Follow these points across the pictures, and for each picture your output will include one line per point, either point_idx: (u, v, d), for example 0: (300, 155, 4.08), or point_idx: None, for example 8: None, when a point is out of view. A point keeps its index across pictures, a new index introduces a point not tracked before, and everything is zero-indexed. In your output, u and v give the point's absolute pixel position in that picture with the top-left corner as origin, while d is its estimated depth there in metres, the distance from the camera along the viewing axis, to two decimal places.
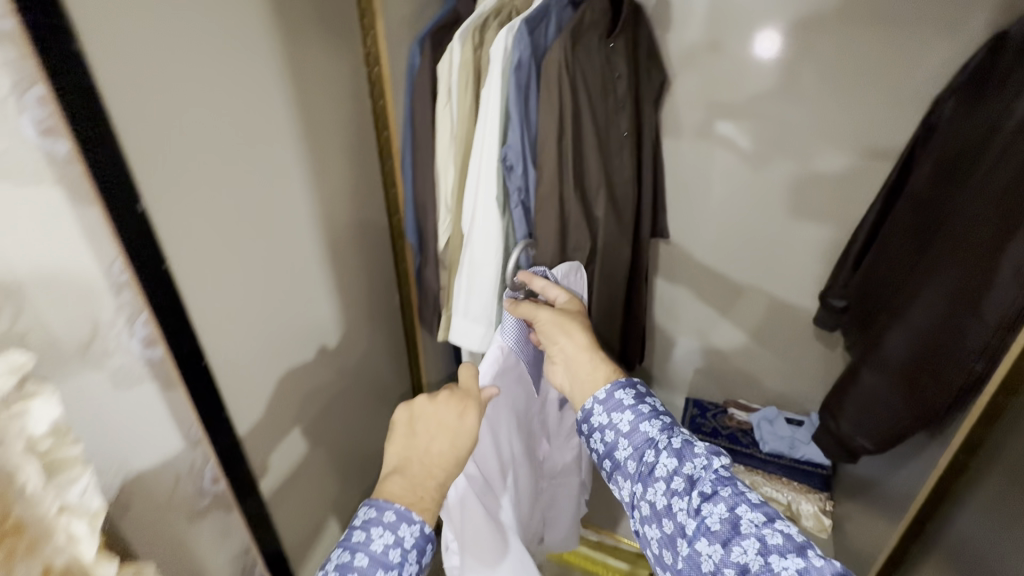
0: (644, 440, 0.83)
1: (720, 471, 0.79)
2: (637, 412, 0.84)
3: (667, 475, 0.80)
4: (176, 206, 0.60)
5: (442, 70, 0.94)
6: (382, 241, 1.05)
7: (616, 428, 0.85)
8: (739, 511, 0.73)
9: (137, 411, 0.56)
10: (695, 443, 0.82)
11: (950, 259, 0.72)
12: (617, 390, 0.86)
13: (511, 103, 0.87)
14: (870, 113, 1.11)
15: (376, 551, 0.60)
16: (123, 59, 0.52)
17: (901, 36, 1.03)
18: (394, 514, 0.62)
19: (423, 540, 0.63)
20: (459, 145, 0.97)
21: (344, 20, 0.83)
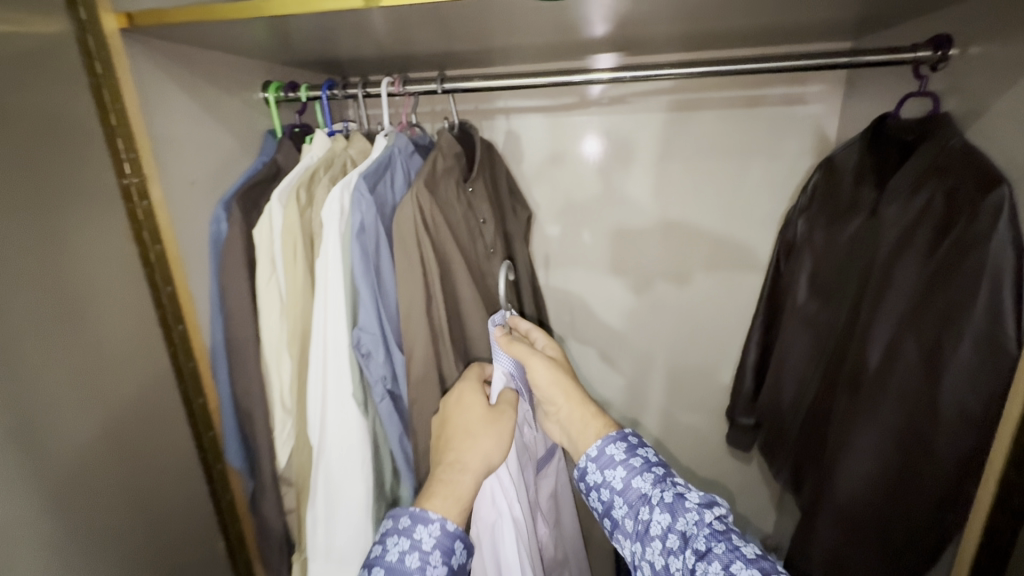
0: (638, 497, 0.63)
1: (717, 522, 0.57)
2: (628, 466, 0.64)
3: (661, 534, 0.59)
4: None
5: (261, 238, 0.72)
6: (186, 472, 0.72)
7: (610, 485, 0.65)
8: (733, 569, 0.52)
9: None
10: (689, 494, 0.60)
11: (870, 397, 0.68)
12: (608, 442, 0.67)
13: (358, 272, 0.68)
14: (729, 230, 1.14)
15: (392, 560, 0.59)
16: None
17: (737, 161, 1.09)
18: (407, 518, 0.61)
19: (448, 538, 0.61)
20: (294, 328, 0.73)
21: (81, 192, 0.58)
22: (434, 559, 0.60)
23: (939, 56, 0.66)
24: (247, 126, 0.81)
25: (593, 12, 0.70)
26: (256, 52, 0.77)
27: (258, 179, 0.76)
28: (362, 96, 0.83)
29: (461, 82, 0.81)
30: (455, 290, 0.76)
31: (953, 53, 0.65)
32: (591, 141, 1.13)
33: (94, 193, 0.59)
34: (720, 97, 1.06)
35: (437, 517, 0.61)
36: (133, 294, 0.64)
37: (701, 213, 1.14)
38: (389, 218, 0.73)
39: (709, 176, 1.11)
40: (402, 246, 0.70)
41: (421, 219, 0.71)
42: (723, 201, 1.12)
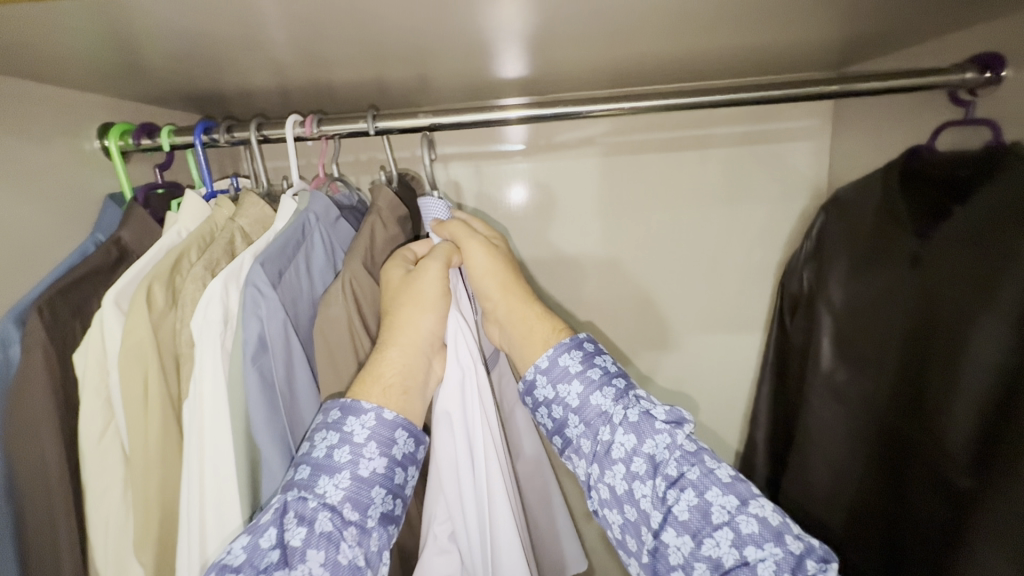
0: (597, 416, 0.50)
1: (687, 441, 0.48)
2: (586, 380, 0.51)
3: (625, 458, 0.48)
4: None
5: (88, 367, 0.45)
6: None
7: (565, 402, 0.51)
8: (710, 497, 0.45)
9: None
10: (656, 411, 0.49)
11: (988, 501, 0.51)
12: (564, 351, 0.52)
13: (256, 418, 0.43)
14: (724, 284, 0.99)
15: (319, 457, 0.43)
16: None
17: (722, 207, 0.95)
18: (337, 409, 0.44)
19: (386, 428, 0.44)
20: (149, 513, 0.44)
21: None
22: (369, 453, 0.43)
23: (986, 79, 0.55)
24: (71, 189, 0.53)
25: (589, 18, 0.51)
26: (79, 76, 0.51)
27: (88, 271, 0.48)
28: (257, 142, 0.59)
29: (401, 117, 0.60)
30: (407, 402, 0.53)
31: (1005, 75, 0.54)
32: (516, 191, 0.97)
33: None
34: (702, 135, 0.93)
35: (370, 406, 0.44)
36: None
37: (685, 266, 0.98)
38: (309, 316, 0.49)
39: (692, 225, 0.96)
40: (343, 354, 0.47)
41: (361, 321, 0.48)
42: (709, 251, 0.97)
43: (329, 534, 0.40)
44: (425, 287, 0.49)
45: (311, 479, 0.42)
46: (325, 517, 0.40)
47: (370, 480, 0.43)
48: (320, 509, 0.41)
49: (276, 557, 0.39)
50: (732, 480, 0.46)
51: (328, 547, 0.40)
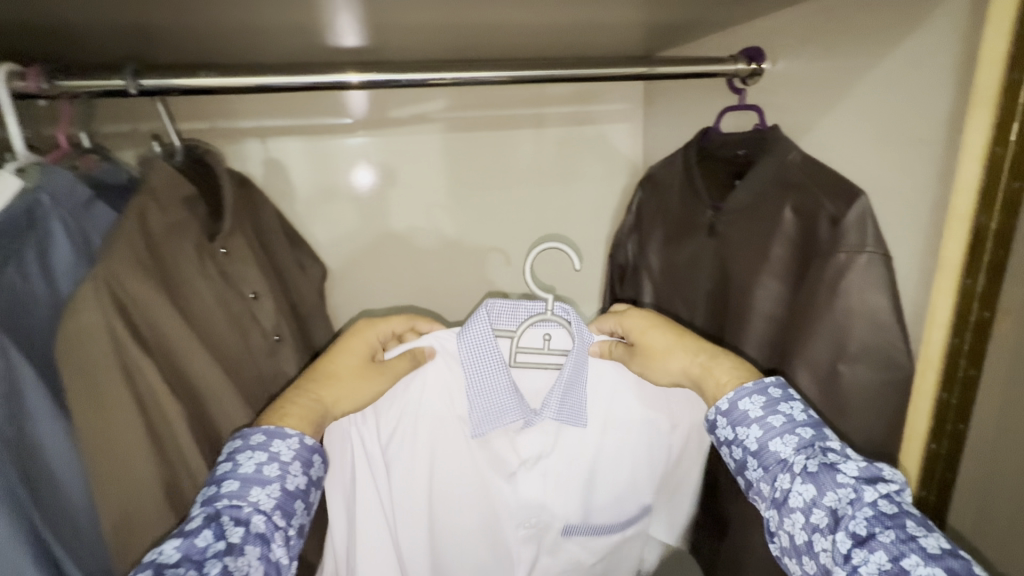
0: (776, 462, 0.47)
1: (881, 501, 0.42)
2: (766, 424, 0.48)
3: (804, 508, 0.44)
4: None
5: None
6: None
7: (743, 444, 0.49)
8: (907, 565, 0.38)
9: None
10: (844, 465, 0.44)
11: None
12: (744, 394, 0.50)
13: None
14: (562, 260, 1.04)
15: (245, 473, 0.43)
16: None
17: (557, 186, 0.99)
18: (261, 433, 0.46)
19: (307, 451, 0.47)
20: None
21: None
22: (295, 472, 0.46)
23: (753, 70, 0.64)
24: None
25: None
26: None
27: None
28: None
29: (175, 77, 0.49)
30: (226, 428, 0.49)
31: (766, 67, 0.64)
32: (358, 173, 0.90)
33: None
34: (534, 115, 0.95)
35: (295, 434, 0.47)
36: None
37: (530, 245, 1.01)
38: (55, 339, 0.41)
39: (536, 205, 0.99)
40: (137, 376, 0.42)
41: (128, 326, 0.42)
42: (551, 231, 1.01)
43: (263, 534, 0.42)
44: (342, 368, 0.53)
45: (241, 489, 0.43)
46: (259, 519, 0.42)
47: (295, 494, 0.45)
48: (254, 515, 0.42)
49: (218, 549, 0.39)
50: (943, 553, 0.38)
51: (262, 545, 0.41)
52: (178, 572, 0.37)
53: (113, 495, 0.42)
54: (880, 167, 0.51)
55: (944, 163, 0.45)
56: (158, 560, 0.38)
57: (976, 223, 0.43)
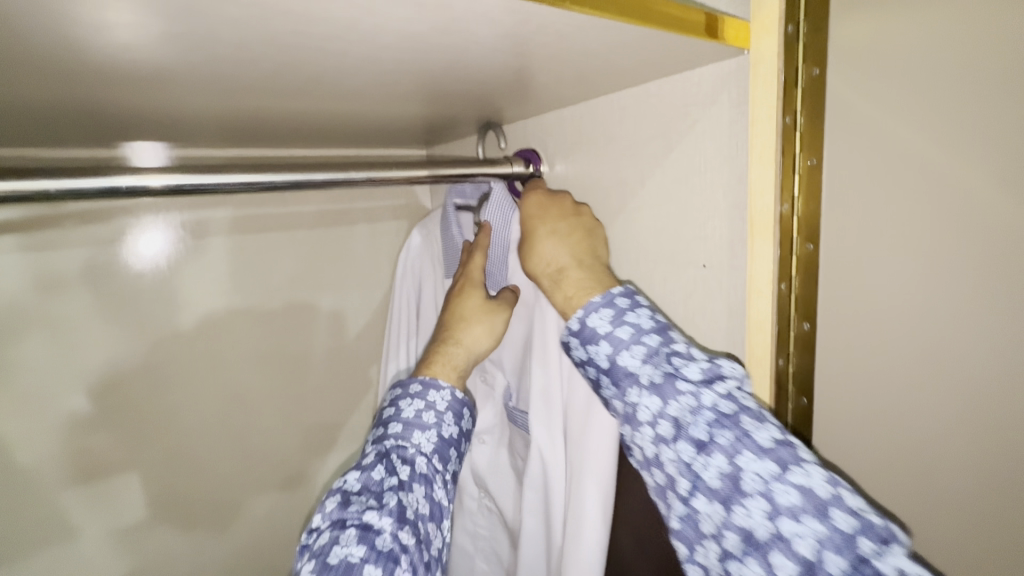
0: (624, 379, 0.38)
1: (722, 402, 0.34)
2: (614, 338, 0.38)
3: (650, 422, 0.36)
4: None
5: None
6: None
7: (596, 364, 0.40)
8: (742, 464, 0.32)
9: None
10: (687, 370, 0.35)
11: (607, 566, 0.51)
12: (593, 306, 0.40)
13: None
14: (345, 384, 0.83)
15: (408, 416, 0.45)
16: None
17: (332, 295, 0.79)
18: (418, 382, 0.47)
19: (459, 405, 0.47)
20: None
21: None
22: (451, 417, 0.46)
23: (533, 172, 0.56)
24: None
25: None
26: None
27: None
28: None
29: None
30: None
31: (545, 170, 0.56)
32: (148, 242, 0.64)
33: None
34: (297, 211, 0.75)
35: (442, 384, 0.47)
36: None
37: (300, 373, 0.78)
38: None
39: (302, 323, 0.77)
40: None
41: None
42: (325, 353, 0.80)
43: (426, 475, 0.43)
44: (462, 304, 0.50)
45: (406, 432, 0.44)
46: (423, 462, 0.43)
47: (450, 440, 0.46)
48: (418, 457, 0.43)
49: (393, 484, 0.41)
50: (775, 444, 0.32)
51: (427, 485, 0.42)
52: (359, 500, 0.40)
53: None
54: (665, 295, 0.44)
55: (732, 297, 0.39)
56: (345, 487, 0.41)
57: (776, 366, 0.38)
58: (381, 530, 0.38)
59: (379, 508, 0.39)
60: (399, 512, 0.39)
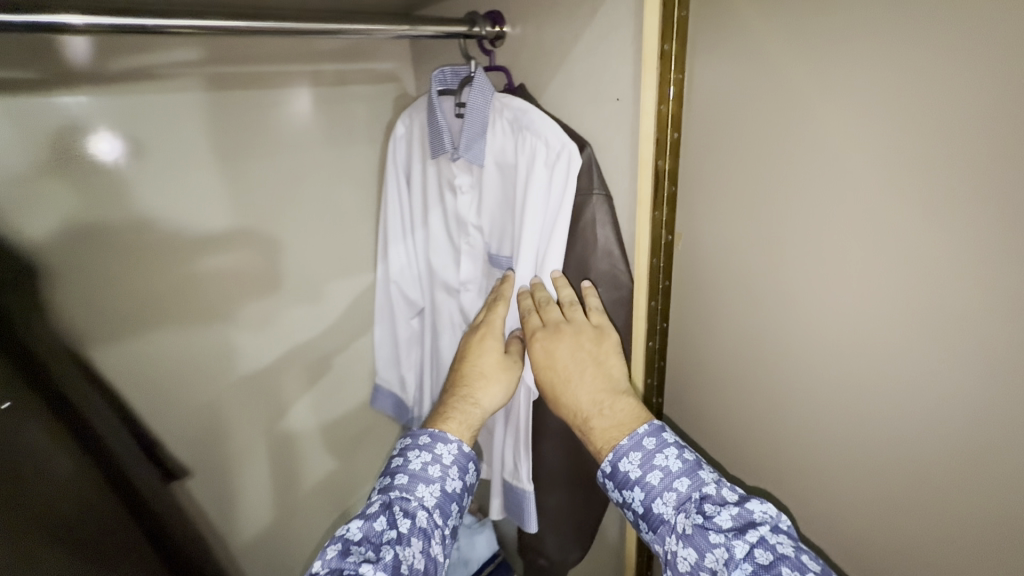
0: (662, 524, 0.51)
1: (756, 551, 0.45)
2: (647, 484, 0.51)
3: (691, 570, 0.47)
4: None
5: None
6: None
7: (634, 507, 0.53)
8: None
9: None
10: (716, 522, 0.47)
11: None
12: (620, 457, 0.53)
13: None
14: (342, 227, 0.99)
15: (415, 469, 0.58)
16: None
17: (326, 148, 0.93)
18: (428, 436, 0.60)
19: (464, 457, 0.60)
20: None
21: None
22: (453, 473, 0.59)
23: (497, 32, 0.69)
24: None
25: None
26: None
27: None
28: None
29: None
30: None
31: (507, 31, 0.69)
32: (101, 140, 0.71)
33: None
34: (293, 71, 0.86)
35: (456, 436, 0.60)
36: None
37: (299, 224, 0.94)
38: None
39: (296, 186, 0.92)
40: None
41: None
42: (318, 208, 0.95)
43: (425, 529, 0.56)
44: (486, 362, 0.64)
45: (410, 485, 0.57)
46: (423, 514, 0.56)
47: (451, 494, 0.59)
48: (418, 510, 0.56)
49: (392, 537, 0.54)
50: None
51: (424, 538, 0.55)
52: (360, 546, 0.52)
53: None
54: (597, 124, 0.61)
55: (632, 120, 0.56)
56: (347, 535, 0.53)
57: (655, 166, 0.55)
58: None
59: (377, 560, 0.51)
60: (394, 561, 0.52)
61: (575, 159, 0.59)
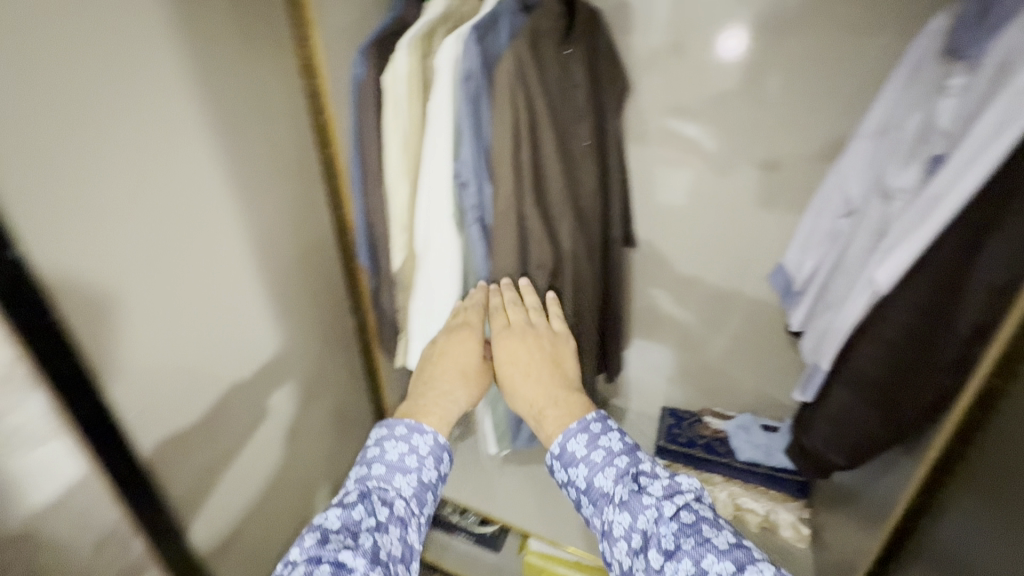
0: (601, 495, 0.66)
1: (681, 512, 0.59)
2: (591, 463, 0.68)
3: (624, 534, 0.61)
4: (75, 241, 0.59)
5: (387, 84, 0.85)
6: (324, 237, 1.04)
7: (578, 484, 0.69)
8: (706, 561, 0.54)
9: (59, 466, 0.61)
10: (643, 491, 0.62)
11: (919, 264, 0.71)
12: (569, 438, 0.71)
13: (461, 116, 0.83)
14: (834, 116, 1.07)
15: (392, 458, 0.68)
16: (22, 137, 0.53)
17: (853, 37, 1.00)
18: (403, 427, 0.71)
19: (439, 448, 0.72)
20: (410, 159, 0.89)
21: (254, 26, 0.80)
22: (428, 463, 0.70)
23: None
24: None
25: None
26: None
27: (395, 26, 0.88)
28: None
29: None
30: (546, 177, 0.90)
31: None
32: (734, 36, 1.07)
33: (257, 52, 0.81)
34: None
35: (432, 430, 0.73)
36: (291, 115, 0.90)
37: (797, 101, 1.09)
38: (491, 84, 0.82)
39: (809, 68, 1.05)
40: (494, 106, 0.82)
41: (525, 93, 0.82)
42: (845, 117, 1.06)
43: (400, 518, 0.64)
44: (464, 355, 0.86)
45: (388, 476, 0.66)
46: (401, 503, 0.65)
47: (427, 483, 0.69)
48: (396, 499, 0.65)
49: (371, 524, 0.60)
50: (730, 546, 0.55)
51: (400, 526, 0.63)
52: (339, 533, 0.58)
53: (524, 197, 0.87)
54: None
55: None
56: (324, 524, 0.59)
57: None
58: (352, 567, 0.54)
59: (355, 548, 0.56)
60: (372, 546, 0.58)
61: (1019, 132, 0.58)
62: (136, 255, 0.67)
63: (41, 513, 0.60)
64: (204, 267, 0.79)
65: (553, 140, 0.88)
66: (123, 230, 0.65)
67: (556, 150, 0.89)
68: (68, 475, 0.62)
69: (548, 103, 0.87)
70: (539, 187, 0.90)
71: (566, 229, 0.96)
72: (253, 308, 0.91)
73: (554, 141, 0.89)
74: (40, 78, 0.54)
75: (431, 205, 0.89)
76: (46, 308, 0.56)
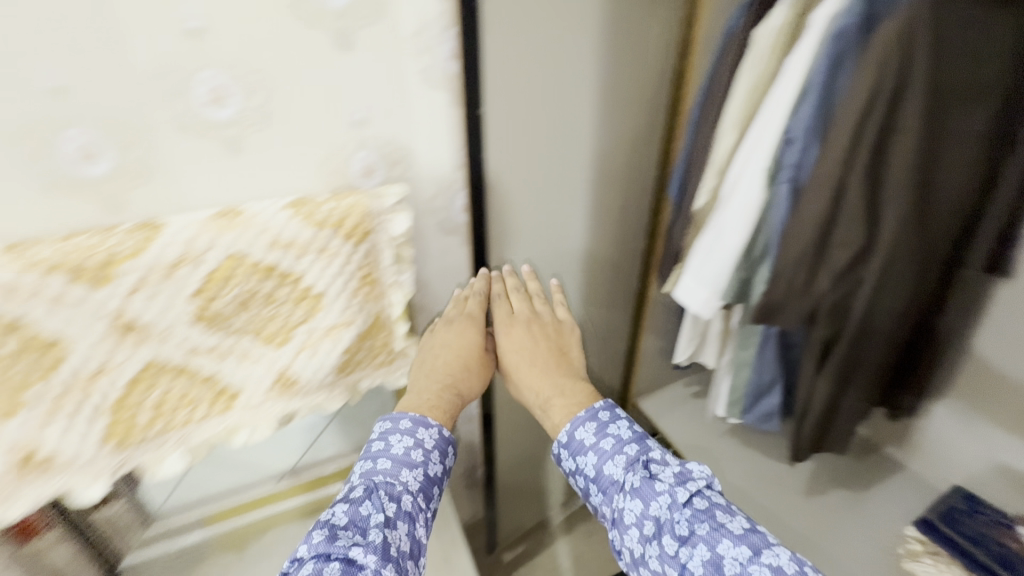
0: (611, 481, 0.86)
1: (696, 500, 0.78)
2: (600, 453, 0.89)
3: (636, 519, 0.80)
4: (501, 115, 0.95)
5: (756, 36, 0.92)
6: (650, 168, 1.22)
7: (588, 473, 0.90)
8: (721, 547, 0.72)
9: (449, 247, 1.04)
10: (656, 478, 0.82)
11: None
12: (581, 427, 0.92)
13: (815, 74, 0.84)
14: None
15: (397, 453, 0.86)
16: (503, 46, 0.88)
17: None
18: (410, 421, 0.90)
19: (442, 441, 0.92)
20: (749, 108, 0.96)
21: None
22: (430, 458, 0.89)
23: None
24: None
25: None
26: None
27: None
28: None
29: None
30: (892, 155, 0.82)
31: None
32: None
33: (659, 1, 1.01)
34: None
35: (435, 424, 0.92)
36: (665, 57, 1.08)
37: None
38: (866, 45, 0.79)
39: None
40: (860, 66, 0.79)
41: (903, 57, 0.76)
42: None
43: (405, 514, 0.80)
44: (465, 345, 1.01)
45: (394, 471, 0.83)
46: (411, 500, 0.82)
47: (428, 478, 0.87)
48: (404, 494, 0.82)
49: (379, 520, 0.75)
50: (745, 532, 0.73)
51: (407, 522, 0.80)
52: (347, 529, 0.73)
53: (850, 170, 0.84)
54: None
55: None
56: (333, 521, 0.74)
57: None
58: (361, 563, 0.69)
59: (364, 545, 0.71)
60: (380, 542, 0.73)
61: None
62: (529, 136, 1.01)
63: (437, 269, 1.05)
64: (560, 161, 1.08)
65: (922, 118, 0.79)
66: (528, 118, 0.98)
67: (922, 130, 0.80)
68: (455, 255, 1.06)
69: (934, 75, 0.78)
70: (877, 165, 0.83)
71: (895, 219, 0.87)
72: (578, 205, 1.18)
73: (923, 119, 0.80)
74: (526, 9, 0.87)
75: (752, 153, 0.95)
76: (477, 153, 0.95)
